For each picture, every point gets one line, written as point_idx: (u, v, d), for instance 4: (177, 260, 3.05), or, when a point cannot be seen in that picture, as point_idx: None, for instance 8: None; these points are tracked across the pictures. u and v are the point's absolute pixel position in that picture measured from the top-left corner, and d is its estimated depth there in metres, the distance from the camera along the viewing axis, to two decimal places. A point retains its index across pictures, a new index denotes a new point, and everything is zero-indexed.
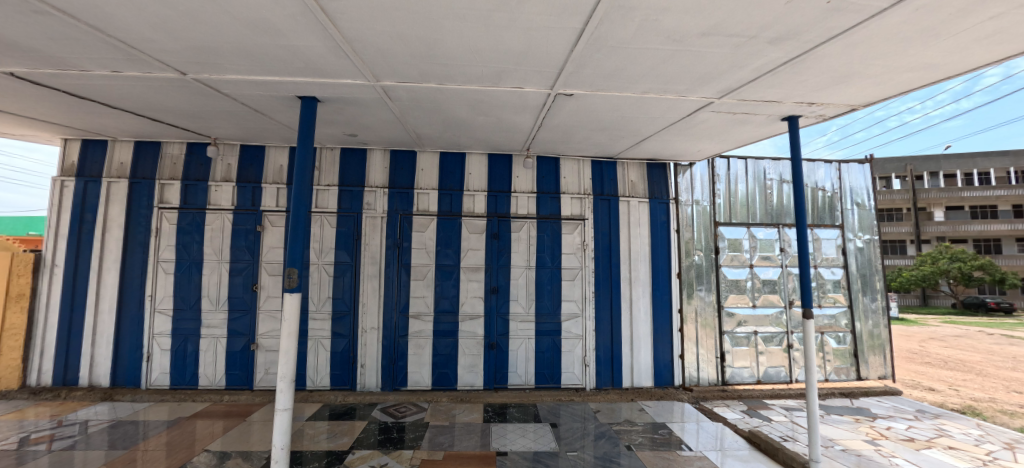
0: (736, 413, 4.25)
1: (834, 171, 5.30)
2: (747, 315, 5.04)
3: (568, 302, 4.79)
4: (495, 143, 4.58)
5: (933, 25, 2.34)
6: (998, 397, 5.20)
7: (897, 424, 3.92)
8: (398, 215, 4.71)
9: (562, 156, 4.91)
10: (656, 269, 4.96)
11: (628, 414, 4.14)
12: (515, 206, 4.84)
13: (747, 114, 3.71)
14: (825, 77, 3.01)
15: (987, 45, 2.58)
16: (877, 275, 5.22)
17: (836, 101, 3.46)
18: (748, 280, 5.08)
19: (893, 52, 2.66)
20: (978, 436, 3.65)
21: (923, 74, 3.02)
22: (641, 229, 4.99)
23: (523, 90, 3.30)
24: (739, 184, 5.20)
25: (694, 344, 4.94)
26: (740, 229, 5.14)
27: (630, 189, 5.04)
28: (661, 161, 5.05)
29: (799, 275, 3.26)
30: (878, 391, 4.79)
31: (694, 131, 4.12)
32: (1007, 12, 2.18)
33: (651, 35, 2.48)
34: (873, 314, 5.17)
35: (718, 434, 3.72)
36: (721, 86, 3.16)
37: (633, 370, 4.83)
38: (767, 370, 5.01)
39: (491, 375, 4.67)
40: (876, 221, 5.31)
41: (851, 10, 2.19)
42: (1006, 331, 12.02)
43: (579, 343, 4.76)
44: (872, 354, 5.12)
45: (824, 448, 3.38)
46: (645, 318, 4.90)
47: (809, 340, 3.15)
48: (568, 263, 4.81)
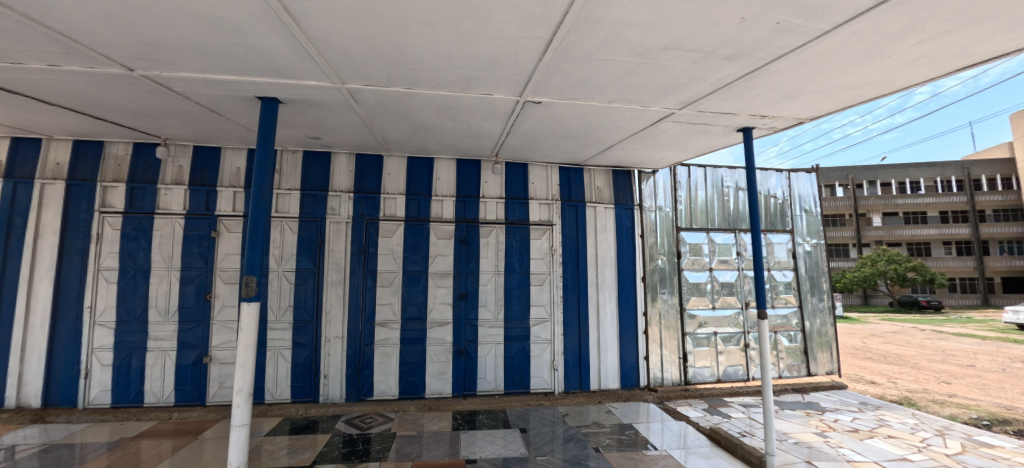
0: (698, 411, 4.41)
1: (785, 179, 5.62)
2: (707, 316, 5.24)
3: (537, 307, 4.81)
4: (464, 149, 4.55)
5: (871, 47, 2.54)
6: (926, 388, 5.69)
7: (841, 416, 4.18)
8: (364, 220, 4.60)
9: (530, 162, 4.95)
10: (622, 273, 5.08)
11: (596, 416, 4.21)
12: (484, 212, 4.82)
13: (707, 125, 3.82)
14: (776, 92, 3.17)
15: (916, 67, 2.83)
16: (824, 276, 5.57)
17: (786, 115, 3.67)
18: (708, 283, 5.29)
19: (834, 72, 2.88)
20: (914, 425, 3.94)
21: (861, 92, 3.27)
22: (608, 234, 5.11)
23: (491, 97, 3.31)
24: (698, 191, 5.43)
25: (658, 346, 5.08)
26: (701, 234, 5.35)
27: (597, 195, 5.15)
28: (625, 167, 5.20)
29: (755, 278, 3.38)
30: (827, 386, 5.11)
31: (657, 141, 4.24)
32: (931, 37, 2.41)
33: (615, 48, 2.57)
34: (820, 313, 5.50)
35: (682, 433, 3.84)
36: (681, 99, 3.28)
37: (601, 373, 4.91)
38: (726, 369, 5.22)
39: (460, 382, 4.61)
40: (822, 227, 5.67)
41: (797, 31, 2.36)
42: (934, 327, 13.26)
43: (547, 348, 4.79)
44: (820, 351, 5.45)
45: (779, 442, 3.55)
46: (611, 320, 5.00)
47: (764, 339, 3.28)
48: (536, 269, 4.84)
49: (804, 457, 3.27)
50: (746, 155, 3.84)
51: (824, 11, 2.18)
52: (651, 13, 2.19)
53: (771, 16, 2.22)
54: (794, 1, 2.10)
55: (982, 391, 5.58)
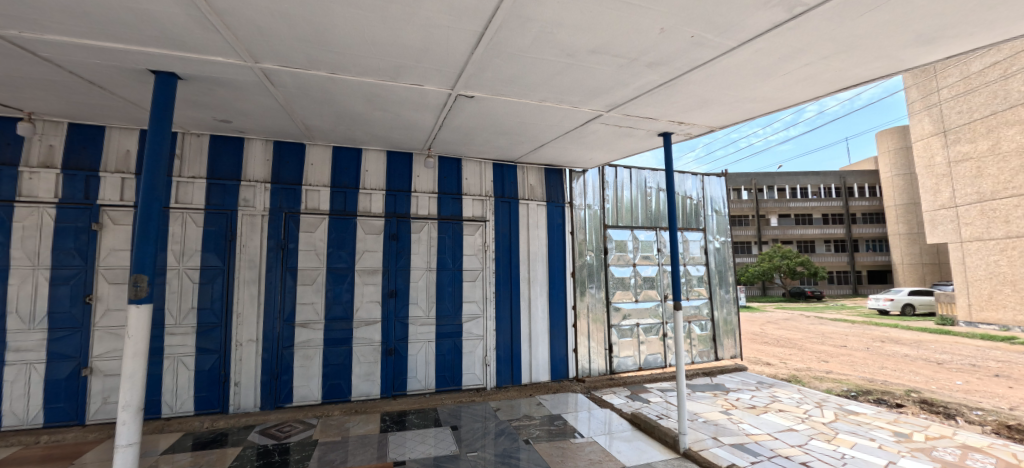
0: (621, 398, 4.69)
1: (699, 182, 6.16)
2: (630, 308, 5.57)
3: (469, 303, 4.79)
4: (394, 141, 4.39)
5: (769, 65, 2.84)
6: (808, 366, 6.57)
7: (742, 395, 4.68)
8: (282, 214, 4.25)
9: (463, 157, 4.89)
10: (552, 269, 5.23)
11: (527, 409, 4.30)
12: (415, 206, 4.69)
13: (631, 128, 4.01)
14: (692, 101, 3.41)
15: (803, 86, 3.22)
16: (729, 270, 6.20)
17: (699, 122, 3.99)
18: (631, 278, 5.63)
19: (740, 86, 3.16)
20: (799, 399, 4.53)
21: (761, 106, 3.66)
22: (540, 231, 5.23)
23: (422, 88, 3.22)
24: (624, 191, 5.75)
25: (586, 338, 5.32)
26: (626, 231, 5.68)
27: (530, 193, 5.24)
28: (557, 166, 5.35)
29: (672, 273, 3.54)
30: (731, 369, 5.70)
31: (586, 142, 4.40)
32: (815, 60, 2.76)
33: (545, 47, 2.62)
34: (727, 303, 6.12)
35: (606, 420, 4.05)
36: (609, 102, 3.39)
37: (532, 367, 5.02)
38: (647, 357, 5.61)
39: (389, 382, 4.46)
40: (729, 226, 6.31)
41: (707, 45, 2.58)
42: (816, 314, 15.42)
43: (479, 344, 4.79)
44: (726, 338, 6.06)
45: (691, 422, 3.88)
46: (542, 315, 5.14)
47: (679, 329, 3.49)
48: (469, 265, 4.82)
49: (711, 433, 3.60)
50: (665, 158, 4.11)
51: (730, 28, 2.40)
52: (579, 16, 2.26)
53: (686, 29, 2.42)
54: (704, 16, 2.28)
55: (850, 367, 6.56)
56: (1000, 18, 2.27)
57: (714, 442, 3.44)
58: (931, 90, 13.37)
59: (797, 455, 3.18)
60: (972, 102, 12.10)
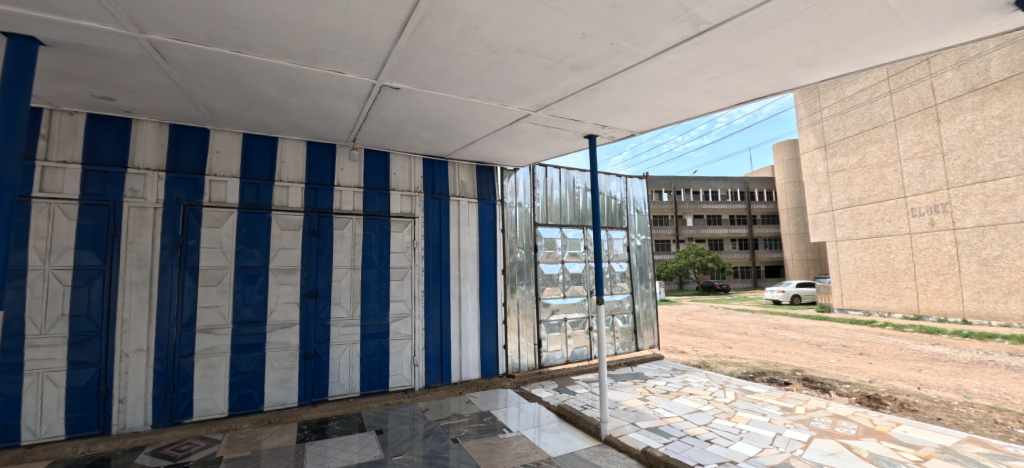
0: (549, 391, 4.83)
1: (623, 183, 6.55)
2: (559, 304, 5.78)
3: (397, 303, 4.65)
4: (315, 131, 4.11)
5: (680, 77, 3.03)
6: (714, 352, 7.27)
7: (658, 382, 5.06)
8: (181, 206, 3.79)
9: (391, 151, 4.72)
10: (483, 266, 5.25)
11: (457, 408, 4.26)
12: (338, 201, 4.44)
13: (558, 129, 4.12)
14: (614, 107, 3.58)
15: (709, 99, 3.51)
16: (649, 266, 6.67)
17: (622, 127, 4.21)
18: (560, 274, 5.83)
19: (656, 94, 3.35)
20: (706, 382, 5.00)
21: (675, 115, 3.93)
22: (470, 229, 5.21)
23: (343, 76, 3.04)
24: (553, 190, 5.94)
25: (516, 334, 5.41)
26: (555, 229, 5.87)
27: (461, 190, 5.20)
28: (488, 164, 5.37)
29: (596, 270, 3.71)
30: (649, 358, 6.16)
31: (516, 140, 4.45)
32: (719, 75, 3.02)
33: (471, 42, 2.59)
34: (646, 297, 6.58)
35: (535, 413, 4.15)
36: (536, 102, 3.43)
37: (461, 365, 5.00)
38: (574, 351, 5.86)
39: (308, 388, 4.18)
40: (649, 225, 6.79)
41: (625, 53, 2.70)
42: (725, 305, 17.23)
43: (407, 344, 4.67)
44: (646, 329, 6.51)
45: (613, 409, 4.11)
46: (473, 312, 5.13)
47: (602, 323, 3.63)
48: (397, 263, 4.67)
49: (631, 419, 3.84)
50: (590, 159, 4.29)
51: (646, 39, 2.55)
52: (503, 13, 2.26)
53: (605, 37, 2.53)
54: (622, 24, 2.41)
55: (749, 351, 7.38)
56: (859, 49, 2.65)
57: (633, 427, 3.66)
58: (816, 109, 15.47)
59: (703, 433, 3.49)
60: (845, 122, 14.24)
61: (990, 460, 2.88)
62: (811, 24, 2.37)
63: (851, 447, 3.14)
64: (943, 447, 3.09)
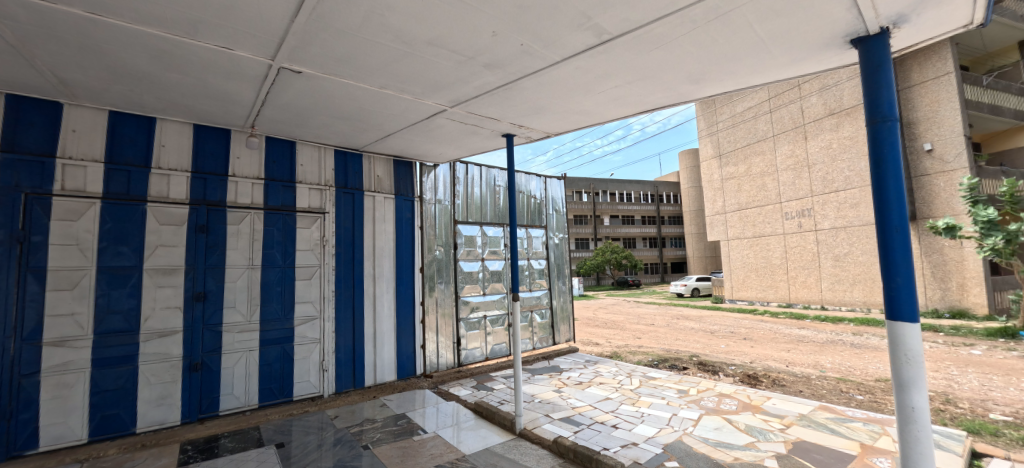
0: (467, 389, 4.83)
1: (542, 183, 6.76)
2: (478, 301, 5.79)
3: (303, 304, 4.32)
4: (204, 113, 3.64)
5: (588, 82, 3.15)
6: (625, 343, 7.84)
7: (573, 373, 5.31)
8: (19, 195, 3.10)
9: (298, 140, 4.36)
10: (400, 264, 5.10)
11: (370, 413, 4.06)
12: (233, 193, 4.01)
13: (475, 126, 4.10)
14: (529, 107, 3.64)
15: (615, 106, 3.71)
16: (566, 263, 6.96)
17: (537, 128, 4.30)
18: (479, 272, 5.86)
19: (567, 97, 3.46)
20: (615, 371, 5.35)
21: (586, 119, 4.10)
22: (387, 225, 5.03)
23: (232, 53, 2.68)
24: (474, 188, 5.95)
25: (434, 333, 5.32)
26: (475, 227, 5.89)
27: (377, 184, 4.99)
28: (406, 159, 5.22)
29: (511, 267, 3.71)
30: (565, 351, 6.48)
31: (434, 136, 4.36)
32: (623, 84, 3.19)
33: (378, 30, 2.42)
34: (563, 293, 6.87)
35: (453, 412, 4.10)
36: (451, 98, 3.36)
37: (376, 368, 4.80)
38: (493, 347, 5.93)
39: (193, 403, 3.71)
40: (567, 223, 7.09)
41: (536, 54, 2.72)
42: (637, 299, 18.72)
43: (315, 348, 4.37)
44: (562, 324, 6.81)
45: (528, 403, 4.22)
46: (389, 312, 4.94)
47: (517, 319, 3.68)
48: (303, 261, 4.35)
49: (545, 411, 3.96)
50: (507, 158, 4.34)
51: (554, 43, 2.59)
52: (411, 2, 2.14)
53: (515, 37, 2.52)
54: (530, 27, 2.42)
55: (655, 340, 8.06)
56: (736, 69, 2.96)
57: (546, 418, 3.78)
58: (712, 122, 17.27)
59: (609, 419, 3.72)
60: (734, 135, 16.16)
61: (835, 423, 3.43)
62: (698, 42, 2.58)
63: (732, 421, 3.55)
64: (802, 415, 3.62)
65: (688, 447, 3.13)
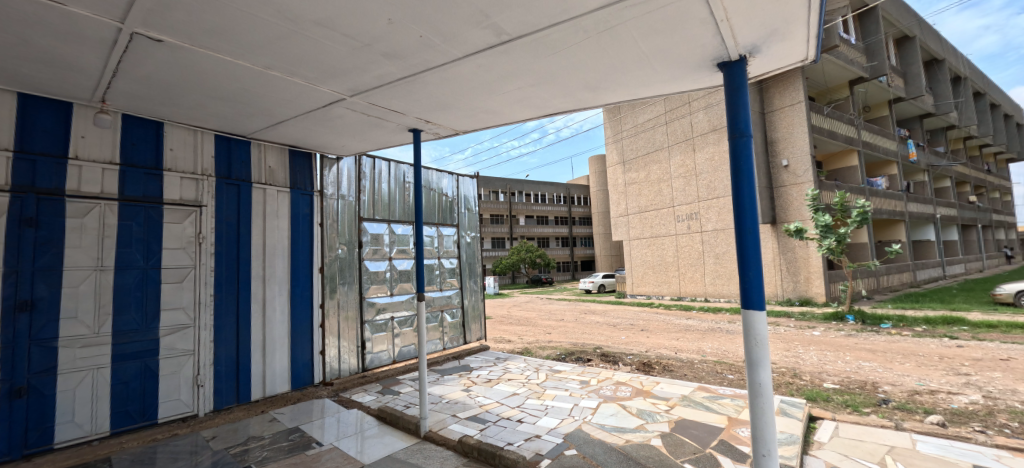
0: (371, 395, 4.61)
1: (454, 181, 6.72)
2: (385, 302, 5.61)
3: (172, 311, 3.77)
4: (31, 80, 2.95)
5: (491, 81, 3.19)
6: (535, 339, 8.12)
7: (482, 371, 5.35)
8: None
9: (166, 120, 3.77)
10: (296, 264, 4.73)
11: (256, 429, 3.66)
12: (77, 180, 3.34)
13: (379, 119, 3.93)
14: (434, 102, 3.58)
15: (519, 108, 3.83)
16: (478, 262, 7.02)
17: (445, 125, 4.25)
18: (386, 272, 5.68)
19: (473, 96, 3.47)
20: (524, 367, 5.51)
21: (493, 119, 4.17)
22: (280, 222, 4.65)
23: (65, 9, 2.18)
24: (382, 184, 5.79)
25: (336, 337, 5.06)
26: (382, 224, 5.73)
27: (268, 176, 4.59)
28: (304, 150, 4.91)
29: (416, 265, 3.63)
30: (477, 349, 6.54)
31: (334, 126, 4.10)
32: (524, 86, 3.29)
33: (256, 3, 2.15)
34: (475, 292, 6.90)
35: (354, 421, 3.87)
36: (349, 86, 3.17)
37: (265, 378, 4.41)
38: (402, 349, 5.78)
39: (14, 438, 2.98)
40: (479, 222, 7.16)
41: (436, 48, 2.67)
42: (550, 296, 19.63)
43: (188, 361, 3.85)
44: (474, 323, 6.85)
45: (435, 404, 4.12)
46: (281, 317, 4.56)
47: (421, 318, 3.65)
48: (173, 261, 3.82)
49: (451, 411, 3.91)
50: (414, 153, 4.23)
51: (454, 38, 2.56)
52: None
53: (413, 28, 2.43)
54: (428, 19, 2.36)
55: (564, 335, 8.49)
56: (623, 81, 3.22)
57: (453, 418, 3.73)
58: (617, 130, 18.52)
59: (515, 414, 3.79)
60: (636, 143, 17.61)
61: (709, 401, 3.88)
62: (589, 52, 2.75)
63: (627, 407, 3.83)
64: (685, 396, 4.03)
65: (587, 435, 3.29)
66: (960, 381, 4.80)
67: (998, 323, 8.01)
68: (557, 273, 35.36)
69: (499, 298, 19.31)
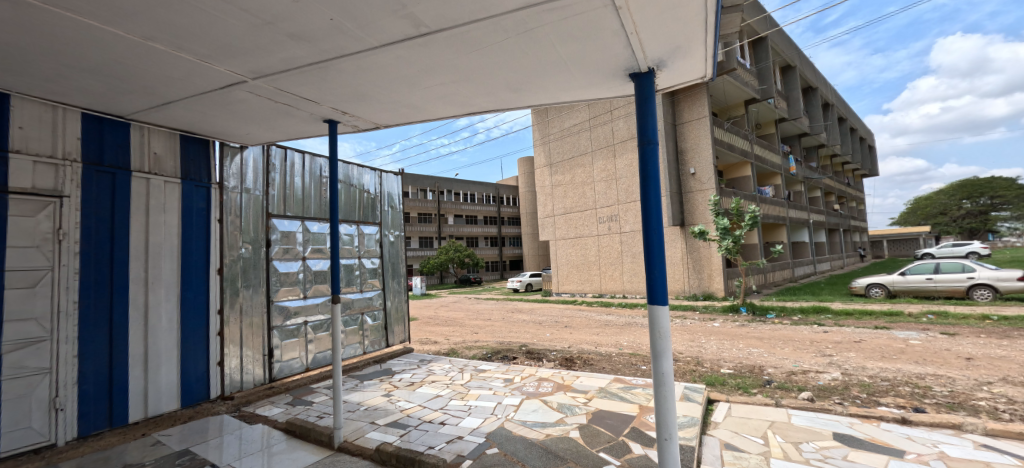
0: (279, 407, 4.27)
1: (376, 178, 6.45)
2: (297, 307, 5.30)
3: (18, 323, 3.12)
4: None
5: (411, 74, 3.10)
6: (462, 339, 8.06)
7: (405, 374, 5.18)
8: None
9: (10, 91, 3.09)
10: (187, 265, 4.24)
11: (134, 456, 3.17)
12: None
13: (288, 106, 3.63)
14: (350, 92, 3.40)
15: (442, 105, 3.78)
16: (401, 262, 6.85)
17: (364, 117, 4.05)
18: (299, 273, 5.37)
19: (392, 88, 3.35)
20: (449, 368, 5.45)
21: (415, 114, 4.07)
22: (168, 217, 4.13)
23: None
24: (295, 178, 5.48)
25: (237, 346, 4.65)
26: (295, 222, 5.41)
27: (154, 165, 4.05)
28: (200, 136, 4.42)
29: (330, 266, 3.44)
30: (400, 352, 6.36)
31: (236, 111, 3.70)
32: (446, 82, 3.24)
33: None
34: (398, 293, 6.69)
35: (258, 437, 3.52)
36: (250, 66, 2.88)
37: (147, 396, 3.87)
38: (315, 356, 5.52)
39: None
40: (403, 220, 6.97)
41: (349, 34, 2.52)
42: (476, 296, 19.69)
43: (41, 382, 3.21)
44: (397, 324, 6.64)
45: (351, 413, 3.89)
46: (168, 326, 4.05)
47: (337, 322, 3.43)
48: (21, 261, 3.16)
49: (369, 419, 3.71)
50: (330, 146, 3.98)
51: (368, 26, 2.44)
52: None
53: (322, 10, 2.26)
54: (340, 3, 2.20)
55: (491, 334, 8.55)
56: (542, 84, 3.30)
57: (371, 426, 3.56)
58: (544, 132, 19.10)
59: (437, 416, 3.71)
60: (562, 146, 18.31)
61: (624, 391, 4.13)
62: (508, 52, 2.77)
63: (548, 402, 3.94)
64: (602, 388, 4.25)
65: (508, 432, 3.32)
66: (825, 361, 5.64)
67: (853, 311, 9.62)
68: (485, 273, 35.83)
69: (427, 300, 18.85)
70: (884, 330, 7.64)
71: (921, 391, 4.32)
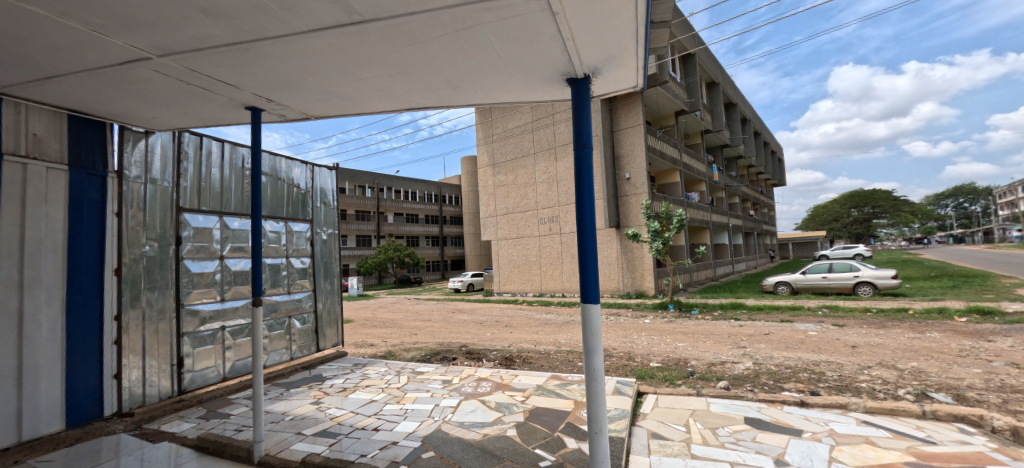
0: (189, 422, 3.88)
1: (307, 172, 6.08)
2: (213, 310, 4.87)
3: None
4: None
5: (345, 64, 2.95)
6: (400, 341, 7.83)
7: (337, 380, 4.92)
8: None
9: None
10: (74, 265, 3.70)
11: None
12: None
13: (204, 90, 3.30)
14: (276, 78, 3.16)
15: (379, 98, 3.64)
16: (335, 262, 6.52)
17: (293, 107, 3.79)
18: (216, 273, 4.95)
19: (324, 77, 3.17)
20: (384, 371, 5.26)
21: (350, 106, 3.88)
22: (50, 210, 3.57)
23: None
24: (213, 169, 5.05)
25: (139, 356, 4.15)
26: (211, 217, 4.98)
27: (33, 147, 3.47)
28: (94, 119, 3.89)
29: (252, 266, 3.16)
30: (332, 356, 6.05)
31: (138, 91, 3.29)
32: (383, 75, 3.13)
33: None
34: (331, 294, 6.34)
35: (162, 457, 3.15)
36: (155, 42, 2.57)
37: (21, 418, 3.31)
38: (233, 364, 5.11)
39: None
40: (337, 218, 6.62)
41: (274, 16, 2.35)
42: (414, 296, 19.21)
43: None
44: (329, 327, 6.29)
45: (274, 424, 3.62)
46: (49, 335, 3.49)
47: (258, 327, 3.15)
48: None
49: (295, 430, 3.47)
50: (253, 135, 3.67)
51: (295, 9, 2.28)
52: None
53: None
54: None
55: (430, 336, 8.39)
56: (481, 84, 3.30)
57: (297, 437, 3.33)
58: (488, 132, 19.17)
59: (371, 423, 3.57)
60: (506, 146, 18.46)
61: (560, 388, 4.26)
62: (446, 49, 2.74)
63: (486, 401, 3.95)
64: (539, 386, 4.34)
65: (445, 434, 3.27)
66: (739, 352, 6.22)
67: (764, 306, 10.72)
68: (426, 273, 35.16)
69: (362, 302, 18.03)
70: (788, 323, 8.60)
71: (816, 376, 4.91)
